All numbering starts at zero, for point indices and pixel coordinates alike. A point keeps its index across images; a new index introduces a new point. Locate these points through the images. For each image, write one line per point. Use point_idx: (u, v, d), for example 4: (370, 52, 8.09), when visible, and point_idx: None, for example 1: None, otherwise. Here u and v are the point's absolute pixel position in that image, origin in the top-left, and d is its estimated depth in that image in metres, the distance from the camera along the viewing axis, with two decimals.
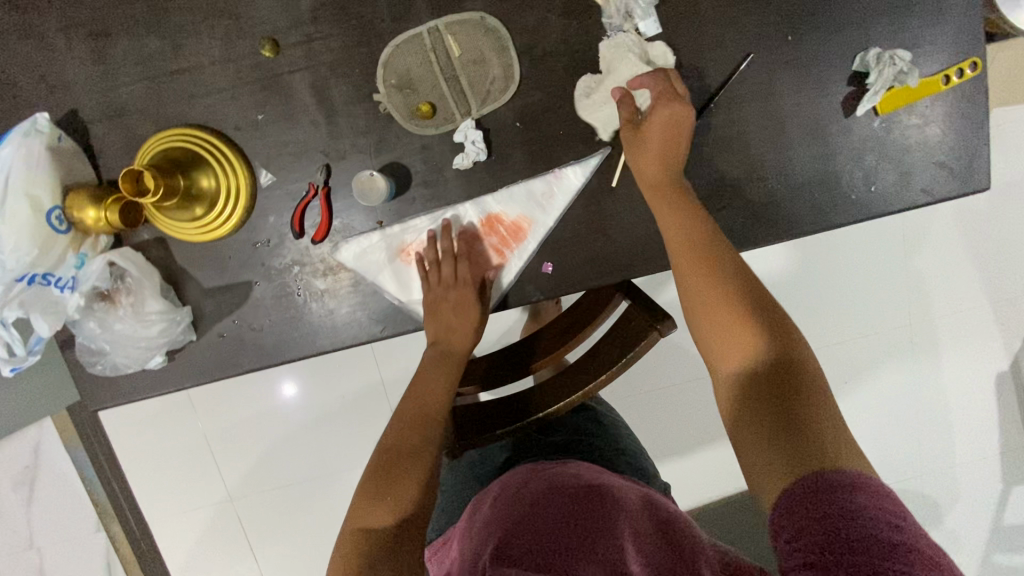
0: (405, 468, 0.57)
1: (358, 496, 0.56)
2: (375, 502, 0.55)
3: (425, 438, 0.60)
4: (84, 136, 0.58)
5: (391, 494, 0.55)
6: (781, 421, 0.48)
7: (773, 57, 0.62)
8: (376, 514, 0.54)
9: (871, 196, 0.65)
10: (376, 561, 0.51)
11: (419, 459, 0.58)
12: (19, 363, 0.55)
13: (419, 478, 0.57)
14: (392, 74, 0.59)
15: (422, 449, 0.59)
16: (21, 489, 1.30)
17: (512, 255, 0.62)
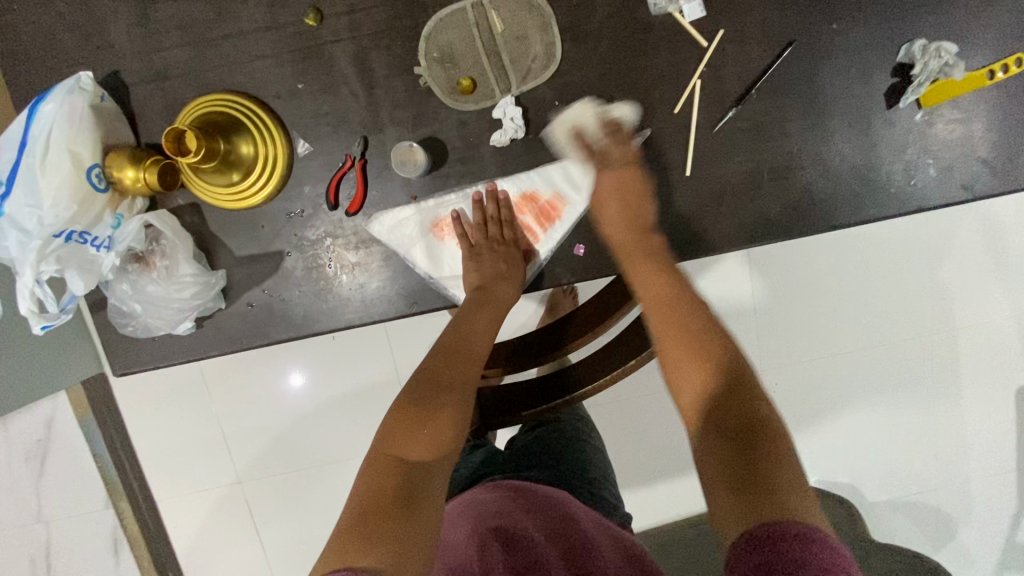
0: (442, 408, 0.57)
1: (392, 424, 0.55)
2: (413, 435, 0.54)
3: (463, 383, 0.59)
4: (125, 98, 0.58)
5: (427, 431, 0.55)
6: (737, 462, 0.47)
7: (816, 44, 0.61)
8: (410, 446, 0.54)
9: (910, 190, 0.64)
10: (407, 494, 0.50)
11: (458, 405, 0.57)
12: (51, 320, 0.55)
13: (456, 425, 0.56)
14: (434, 48, 0.59)
15: (460, 394, 0.58)
16: (33, 460, 1.31)
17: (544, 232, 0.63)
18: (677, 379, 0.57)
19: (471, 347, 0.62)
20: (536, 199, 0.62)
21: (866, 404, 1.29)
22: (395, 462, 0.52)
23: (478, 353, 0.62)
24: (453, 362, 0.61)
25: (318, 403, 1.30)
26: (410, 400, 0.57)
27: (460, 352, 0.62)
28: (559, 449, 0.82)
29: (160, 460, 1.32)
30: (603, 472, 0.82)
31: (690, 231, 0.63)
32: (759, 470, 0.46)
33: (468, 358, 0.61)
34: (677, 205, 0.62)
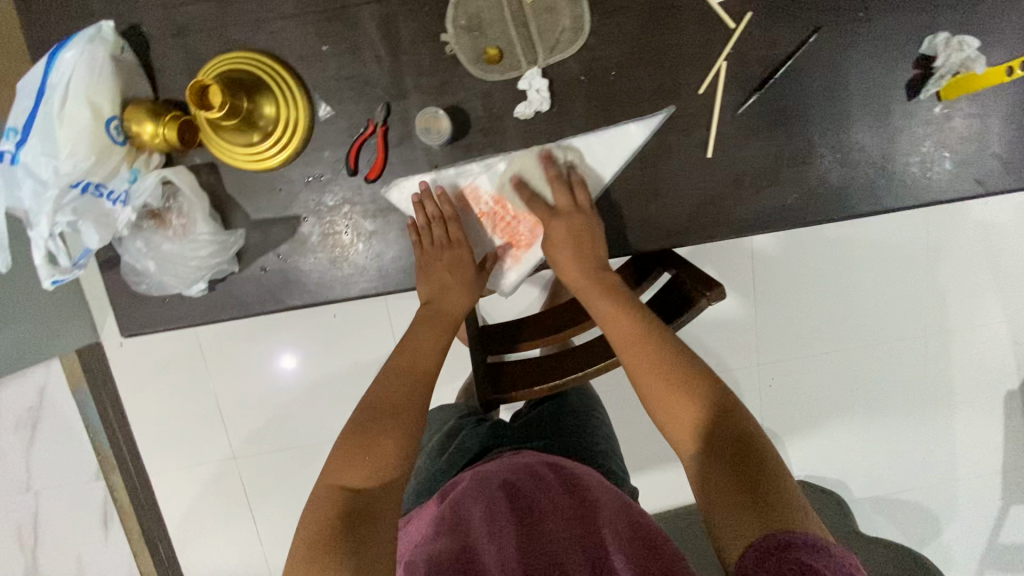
0: (382, 432, 0.56)
1: (335, 452, 0.56)
2: (353, 461, 0.54)
3: (405, 405, 0.58)
4: (145, 52, 0.57)
5: (364, 458, 0.55)
6: (744, 493, 0.49)
7: (841, 31, 0.61)
8: (349, 474, 0.54)
9: (925, 183, 0.65)
10: (350, 521, 0.51)
11: (400, 424, 0.57)
12: (61, 275, 0.53)
13: (399, 447, 0.56)
14: (462, 15, 0.58)
15: (404, 413, 0.58)
16: (22, 430, 1.28)
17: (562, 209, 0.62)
18: (662, 410, 0.57)
19: (419, 363, 0.61)
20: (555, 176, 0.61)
21: (859, 402, 1.31)
22: (337, 493, 0.53)
23: (427, 368, 0.61)
24: (398, 381, 0.60)
25: (316, 381, 1.30)
26: (350, 425, 0.57)
27: (409, 370, 0.61)
28: (564, 424, 0.83)
29: (154, 433, 1.31)
30: (609, 443, 0.83)
31: (708, 214, 0.63)
32: (766, 497, 0.48)
33: (418, 377, 0.60)
34: (696, 185, 0.63)
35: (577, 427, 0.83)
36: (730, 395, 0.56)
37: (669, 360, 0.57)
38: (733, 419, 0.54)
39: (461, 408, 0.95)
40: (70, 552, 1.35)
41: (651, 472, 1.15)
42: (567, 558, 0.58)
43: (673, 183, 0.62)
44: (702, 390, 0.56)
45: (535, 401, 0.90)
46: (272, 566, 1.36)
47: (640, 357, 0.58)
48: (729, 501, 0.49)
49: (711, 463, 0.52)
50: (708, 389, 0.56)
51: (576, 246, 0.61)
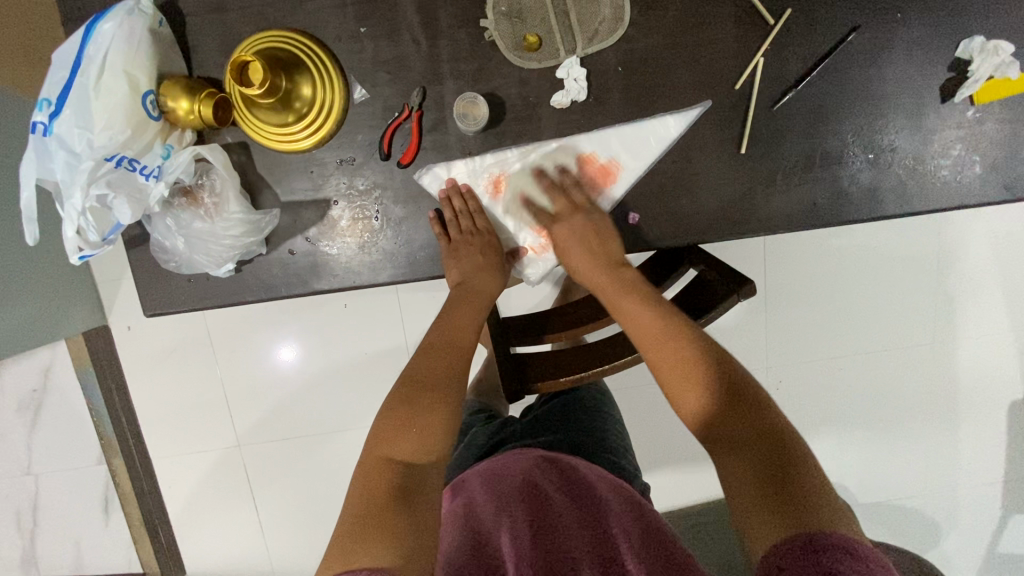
0: (427, 405, 0.55)
1: (379, 426, 0.55)
2: (401, 434, 0.54)
3: (448, 379, 0.58)
4: (180, 26, 0.56)
5: (413, 429, 0.54)
6: (767, 490, 0.46)
7: (879, 31, 0.61)
8: (398, 446, 0.53)
9: (954, 187, 0.65)
10: (406, 491, 0.50)
11: (445, 397, 0.56)
12: (92, 250, 0.53)
13: (443, 420, 0.55)
14: (502, 1, 0.58)
15: (446, 386, 0.57)
16: (27, 410, 1.28)
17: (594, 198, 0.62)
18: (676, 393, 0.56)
19: (456, 342, 0.61)
20: (580, 165, 0.61)
21: (865, 407, 1.31)
22: (388, 465, 0.52)
23: (465, 346, 0.61)
24: (438, 360, 0.59)
25: (324, 372, 1.29)
26: (390, 403, 0.56)
27: (450, 348, 0.60)
28: (580, 422, 0.82)
29: (159, 419, 1.30)
30: (624, 445, 0.81)
31: (738, 211, 0.63)
32: (793, 497, 0.45)
33: (460, 355, 0.60)
34: (727, 182, 0.62)
35: (591, 422, 0.82)
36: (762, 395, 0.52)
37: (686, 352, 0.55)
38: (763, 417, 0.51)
39: (474, 400, 0.95)
40: (70, 536, 1.34)
41: (659, 472, 1.15)
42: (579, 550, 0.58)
43: (704, 179, 0.62)
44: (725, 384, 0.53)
45: (546, 396, 0.89)
46: (273, 556, 1.35)
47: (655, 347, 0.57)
48: (749, 494, 0.46)
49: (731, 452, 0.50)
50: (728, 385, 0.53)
51: (581, 249, 0.62)
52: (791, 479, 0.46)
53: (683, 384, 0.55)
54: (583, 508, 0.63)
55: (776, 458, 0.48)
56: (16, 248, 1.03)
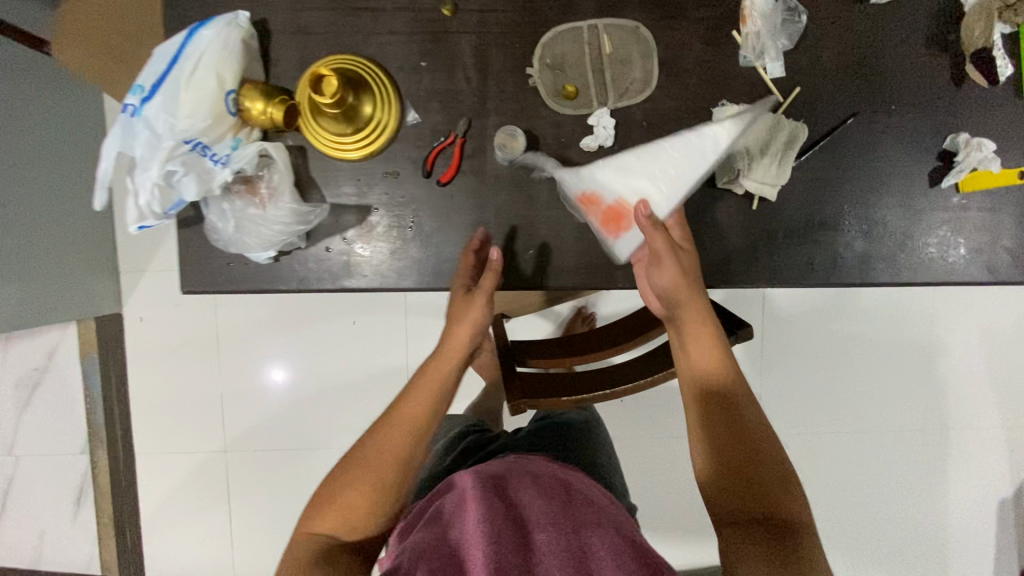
0: (357, 485, 0.56)
1: (319, 495, 0.57)
2: (332, 511, 0.56)
3: (389, 457, 0.57)
4: (265, 41, 0.64)
5: (337, 508, 0.56)
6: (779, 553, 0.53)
7: (875, 118, 0.69)
8: (326, 521, 0.56)
9: (941, 264, 0.71)
10: (323, 575, 0.52)
11: (385, 479, 0.56)
12: (151, 220, 0.58)
13: (371, 503, 0.56)
14: (548, 54, 0.66)
15: (388, 466, 0.56)
16: (23, 389, 1.28)
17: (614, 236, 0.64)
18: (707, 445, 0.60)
19: (412, 412, 0.58)
20: (599, 202, 0.63)
21: (854, 486, 1.32)
22: (316, 538, 0.55)
23: (416, 421, 0.58)
24: (391, 430, 0.58)
25: (324, 385, 1.30)
26: (326, 477, 0.58)
27: (398, 422, 0.58)
28: (573, 437, 0.83)
29: (151, 413, 1.30)
30: (613, 467, 0.83)
31: (739, 262, 0.69)
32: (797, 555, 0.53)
33: (416, 432, 0.58)
34: (733, 234, 0.69)
35: (583, 440, 0.83)
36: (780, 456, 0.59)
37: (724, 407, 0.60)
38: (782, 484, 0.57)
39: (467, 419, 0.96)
40: (34, 526, 1.31)
41: None
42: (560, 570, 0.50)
43: (712, 230, 0.69)
44: (749, 445, 0.59)
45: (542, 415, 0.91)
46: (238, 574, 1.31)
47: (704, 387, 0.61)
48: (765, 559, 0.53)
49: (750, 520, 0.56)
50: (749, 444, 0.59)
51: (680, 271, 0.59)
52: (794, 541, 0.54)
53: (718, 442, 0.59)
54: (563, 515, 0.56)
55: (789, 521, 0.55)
56: (47, 227, 1.09)
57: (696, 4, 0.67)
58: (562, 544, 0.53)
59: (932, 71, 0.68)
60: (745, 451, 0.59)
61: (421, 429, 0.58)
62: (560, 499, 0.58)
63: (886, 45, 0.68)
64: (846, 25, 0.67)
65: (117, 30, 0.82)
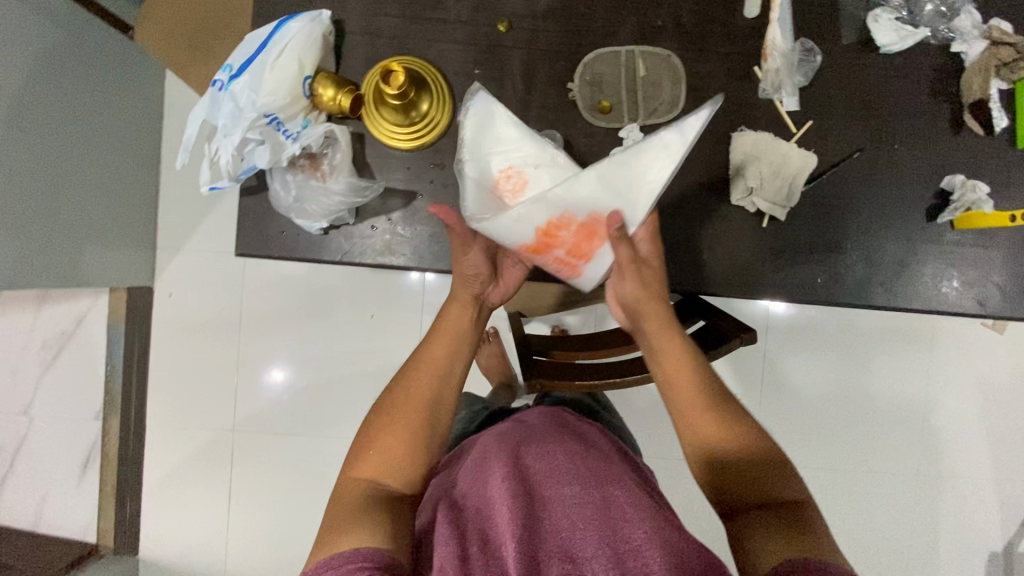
0: (394, 429, 0.60)
1: (357, 444, 0.61)
2: (371, 454, 0.59)
3: (421, 401, 0.61)
4: (340, 38, 0.72)
5: (377, 452, 0.59)
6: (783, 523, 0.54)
7: (879, 155, 0.76)
8: (370, 463, 0.59)
9: (934, 293, 0.76)
10: (380, 509, 0.55)
11: (412, 419, 0.61)
12: (224, 182, 0.66)
13: (409, 443, 0.60)
14: (588, 72, 0.74)
15: (414, 406, 0.61)
16: (48, 351, 1.33)
17: (583, 261, 0.64)
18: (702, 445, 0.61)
19: (435, 357, 0.63)
20: (570, 224, 0.60)
21: (846, 524, 1.33)
22: (358, 482, 0.58)
23: (438, 363, 0.63)
24: (417, 375, 0.63)
25: (337, 375, 1.34)
26: (360, 430, 0.62)
27: (424, 365, 0.63)
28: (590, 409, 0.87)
29: (166, 386, 1.34)
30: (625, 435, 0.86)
31: (747, 274, 0.75)
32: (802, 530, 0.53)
33: (443, 373, 0.63)
34: (744, 248, 0.75)
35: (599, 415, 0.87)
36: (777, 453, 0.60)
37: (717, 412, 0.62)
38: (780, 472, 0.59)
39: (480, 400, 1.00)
40: (37, 488, 1.33)
41: None
42: (577, 520, 0.54)
43: (724, 242, 0.75)
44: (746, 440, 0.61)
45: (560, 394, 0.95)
46: (231, 556, 1.32)
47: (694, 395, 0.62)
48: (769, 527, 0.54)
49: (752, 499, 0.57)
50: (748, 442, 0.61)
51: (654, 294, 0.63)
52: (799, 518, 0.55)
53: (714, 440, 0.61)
54: (584, 470, 0.58)
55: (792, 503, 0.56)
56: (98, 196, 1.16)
57: (723, 41, 0.75)
58: (581, 495, 0.56)
59: (934, 118, 0.75)
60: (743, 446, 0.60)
61: (446, 375, 0.63)
62: (581, 455, 0.61)
63: (892, 91, 0.75)
64: (858, 70, 0.75)
65: (210, 29, 0.92)
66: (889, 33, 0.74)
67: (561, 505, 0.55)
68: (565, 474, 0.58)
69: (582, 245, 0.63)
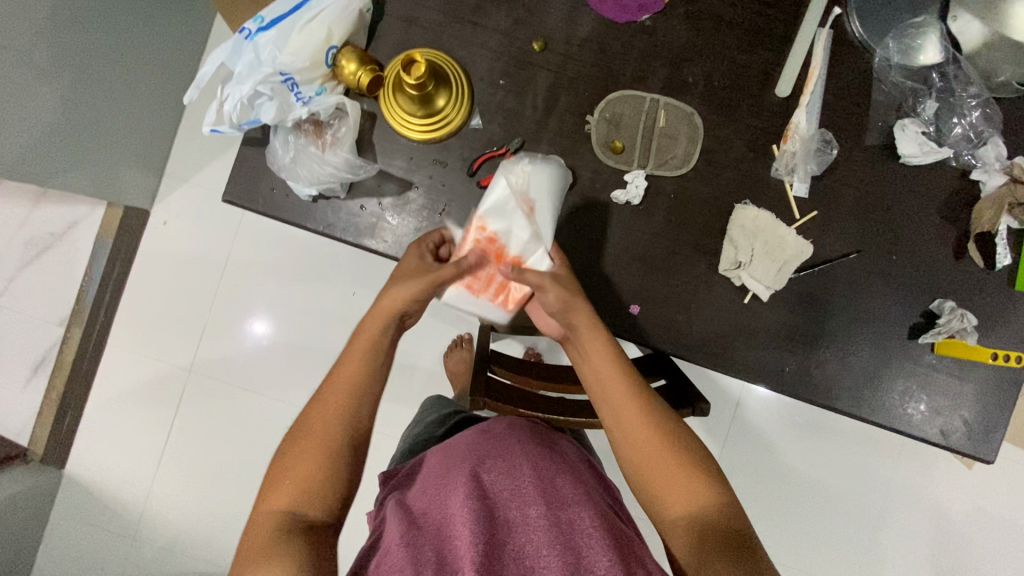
0: (311, 455, 0.58)
1: (267, 481, 0.59)
2: (282, 486, 0.57)
3: (337, 421, 0.60)
4: (378, 17, 0.73)
5: (293, 481, 0.57)
6: (738, 556, 0.53)
7: (875, 261, 0.75)
8: (285, 497, 0.57)
9: (898, 412, 0.75)
10: (298, 542, 0.53)
11: (329, 442, 0.59)
12: (224, 128, 0.67)
13: (328, 463, 0.58)
14: (608, 110, 0.74)
15: (330, 431, 0.60)
16: (34, 247, 1.34)
17: (486, 298, 0.68)
18: (661, 487, 0.59)
19: (351, 374, 0.62)
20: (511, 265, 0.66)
21: None
22: (273, 518, 0.55)
23: (361, 383, 0.62)
24: (332, 396, 0.61)
25: (305, 343, 1.33)
26: (271, 466, 0.59)
27: (339, 385, 0.62)
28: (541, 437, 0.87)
29: (135, 311, 1.34)
30: None
31: (718, 345, 0.74)
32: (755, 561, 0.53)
33: (360, 389, 0.62)
34: (721, 319, 0.74)
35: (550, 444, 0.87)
36: (729, 486, 0.60)
37: (675, 451, 0.60)
38: (734, 509, 0.58)
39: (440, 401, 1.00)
40: None
41: None
42: (542, 545, 0.53)
43: (704, 309, 0.74)
44: (706, 477, 0.59)
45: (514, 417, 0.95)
46: (152, 493, 1.31)
47: (644, 435, 0.61)
48: (723, 563, 0.53)
49: (710, 536, 0.55)
50: (706, 477, 0.59)
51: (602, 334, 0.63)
52: (753, 554, 0.54)
53: (675, 485, 0.59)
54: (548, 489, 0.58)
55: (746, 537, 0.55)
56: (119, 110, 1.17)
57: (749, 111, 0.75)
58: (544, 519, 0.55)
59: (937, 239, 0.75)
60: (701, 481, 0.59)
61: (359, 394, 0.62)
62: (546, 473, 0.60)
63: (903, 203, 0.75)
64: (874, 175, 0.75)
65: None
66: (913, 145, 0.73)
67: (524, 530, 0.55)
68: (529, 496, 0.57)
69: (513, 289, 0.68)
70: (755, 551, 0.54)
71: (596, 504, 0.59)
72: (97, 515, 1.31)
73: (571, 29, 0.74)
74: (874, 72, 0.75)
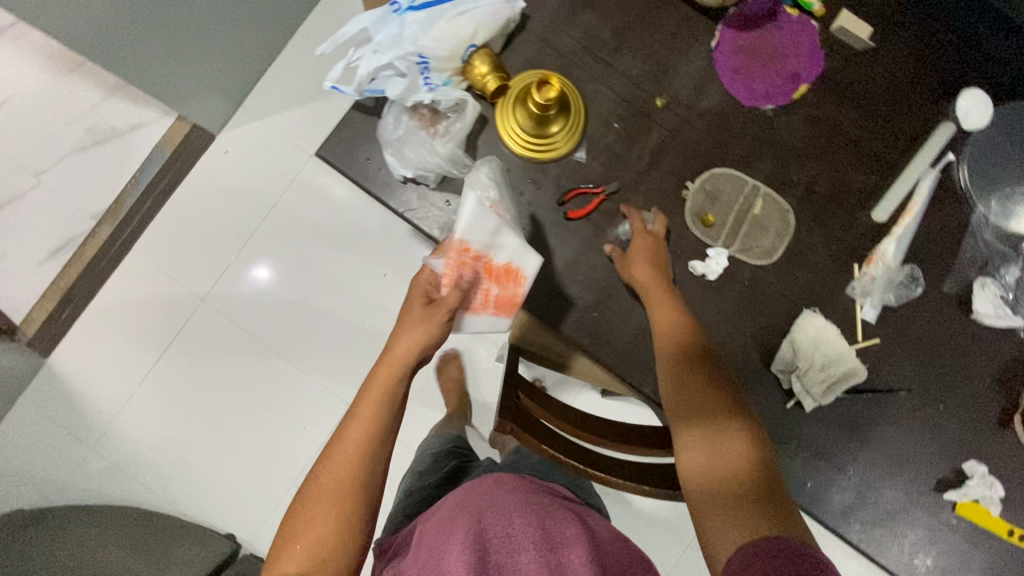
0: (320, 515, 0.57)
1: (277, 546, 0.57)
2: (293, 546, 0.56)
3: (349, 475, 0.58)
4: (518, 29, 0.74)
5: (302, 547, 0.55)
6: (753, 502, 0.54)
7: (922, 405, 0.74)
8: (300, 555, 0.55)
9: (904, 560, 0.73)
10: None
11: (345, 497, 0.57)
12: (346, 88, 0.67)
13: (337, 525, 0.56)
14: (709, 182, 0.74)
15: (344, 483, 0.58)
16: (94, 136, 1.35)
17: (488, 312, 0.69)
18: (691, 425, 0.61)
19: (361, 428, 0.61)
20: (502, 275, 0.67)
21: None
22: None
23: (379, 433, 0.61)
24: (343, 449, 0.60)
25: (319, 309, 1.32)
26: (280, 531, 0.58)
27: (352, 439, 0.60)
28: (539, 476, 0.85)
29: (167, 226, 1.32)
30: None
31: None
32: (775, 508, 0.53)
33: (378, 439, 0.61)
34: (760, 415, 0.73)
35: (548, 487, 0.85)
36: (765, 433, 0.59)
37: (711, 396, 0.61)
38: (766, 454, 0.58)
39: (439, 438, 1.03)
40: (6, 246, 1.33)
41: None
42: None
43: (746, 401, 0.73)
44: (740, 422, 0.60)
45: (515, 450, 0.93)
46: (126, 409, 1.28)
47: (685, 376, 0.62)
48: (735, 509, 0.54)
49: (731, 480, 0.56)
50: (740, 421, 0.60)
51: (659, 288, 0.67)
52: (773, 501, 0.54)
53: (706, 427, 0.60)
54: (537, 526, 0.58)
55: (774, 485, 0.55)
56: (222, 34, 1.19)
57: (841, 224, 0.75)
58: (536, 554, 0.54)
59: (988, 401, 0.74)
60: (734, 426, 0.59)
61: (375, 440, 0.60)
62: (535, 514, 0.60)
63: (963, 357, 0.75)
64: (943, 321, 0.75)
65: None
66: (989, 305, 0.74)
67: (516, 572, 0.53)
68: (520, 533, 0.57)
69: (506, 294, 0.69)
70: (778, 498, 0.54)
71: (590, 543, 0.58)
72: (63, 414, 1.27)
73: (696, 96, 0.75)
74: (969, 224, 0.76)
